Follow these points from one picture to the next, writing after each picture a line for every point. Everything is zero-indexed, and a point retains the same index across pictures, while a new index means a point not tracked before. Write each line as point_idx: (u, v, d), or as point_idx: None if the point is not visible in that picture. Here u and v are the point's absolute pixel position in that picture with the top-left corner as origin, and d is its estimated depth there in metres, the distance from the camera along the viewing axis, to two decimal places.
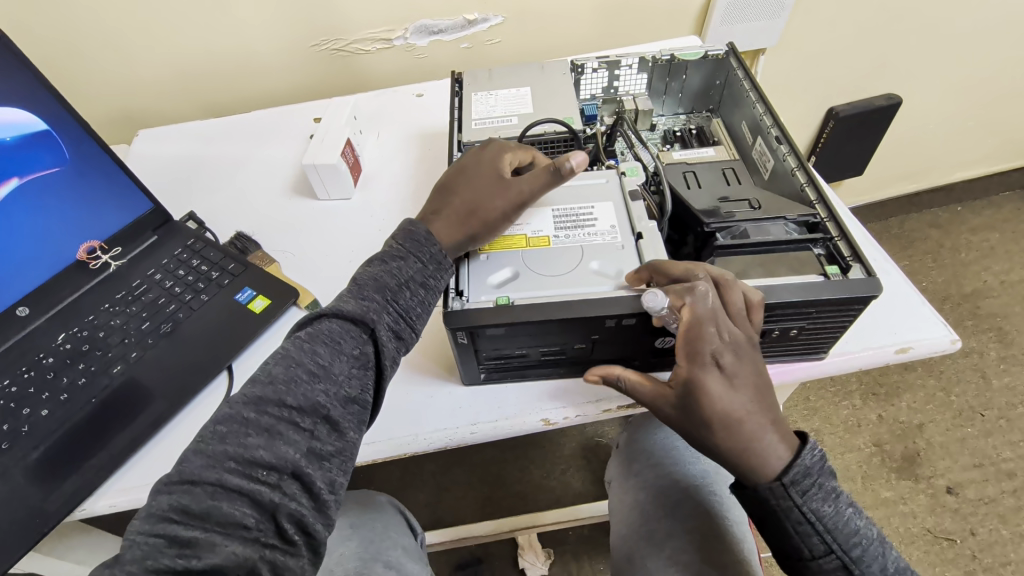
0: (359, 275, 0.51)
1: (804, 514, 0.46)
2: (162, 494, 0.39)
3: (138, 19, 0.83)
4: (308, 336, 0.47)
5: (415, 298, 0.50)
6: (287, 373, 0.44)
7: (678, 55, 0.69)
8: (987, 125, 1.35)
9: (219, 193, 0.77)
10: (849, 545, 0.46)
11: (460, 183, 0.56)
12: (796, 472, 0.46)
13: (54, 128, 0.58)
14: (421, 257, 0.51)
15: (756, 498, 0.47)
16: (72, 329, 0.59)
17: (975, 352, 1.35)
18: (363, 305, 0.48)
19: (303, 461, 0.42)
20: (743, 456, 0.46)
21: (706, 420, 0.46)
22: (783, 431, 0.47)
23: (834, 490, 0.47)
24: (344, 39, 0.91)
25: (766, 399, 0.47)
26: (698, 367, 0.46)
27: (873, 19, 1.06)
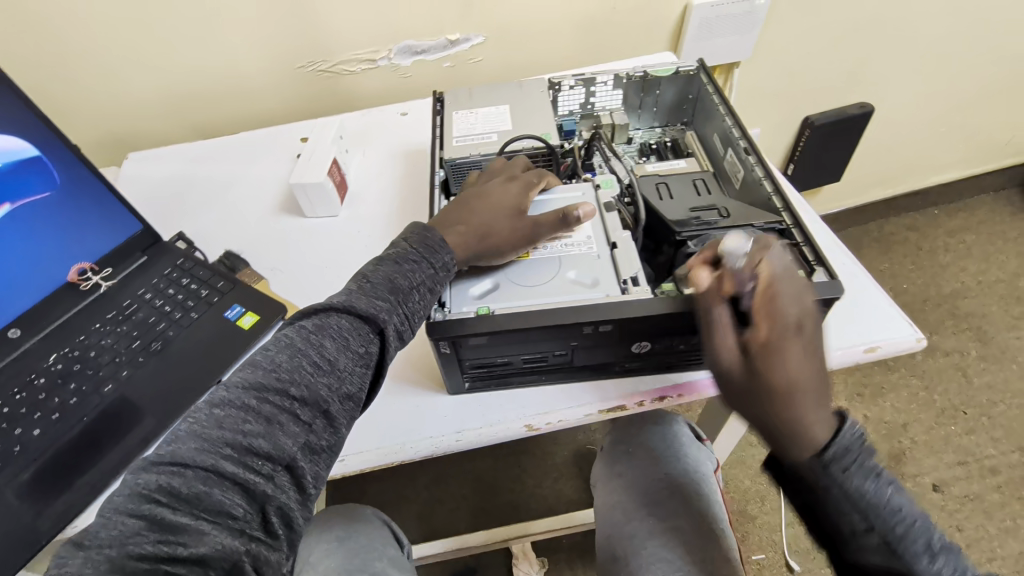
0: (369, 272, 0.51)
1: (842, 490, 0.42)
2: (154, 471, 0.38)
3: (127, 43, 0.85)
4: (315, 328, 0.47)
5: (423, 301, 0.51)
6: (292, 363, 0.45)
7: (651, 72, 0.71)
8: (957, 130, 1.39)
9: (208, 212, 0.79)
10: (893, 524, 0.41)
11: (479, 200, 0.57)
12: (837, 448, 0.42)
13: (44, 153, 0.59)
14: (433, 262, 0.52)
15: (796, 474, 0.44)
16: (63, 350, 0.60)
17: (957, 352, 1.37)
18: (376, 305, 0.49)
19: (297, 454, 0.42)
20: (799, 423, 0.43)
21: (774, 381, 0.44)
22: (838, 411, 0.45)
23: (877, 467, 0.43)
24: (330, 60, 0.93)
25: (826, 375, 0.46)
26: (775, 323, 0.45)
27: (841, 31, 1.10)
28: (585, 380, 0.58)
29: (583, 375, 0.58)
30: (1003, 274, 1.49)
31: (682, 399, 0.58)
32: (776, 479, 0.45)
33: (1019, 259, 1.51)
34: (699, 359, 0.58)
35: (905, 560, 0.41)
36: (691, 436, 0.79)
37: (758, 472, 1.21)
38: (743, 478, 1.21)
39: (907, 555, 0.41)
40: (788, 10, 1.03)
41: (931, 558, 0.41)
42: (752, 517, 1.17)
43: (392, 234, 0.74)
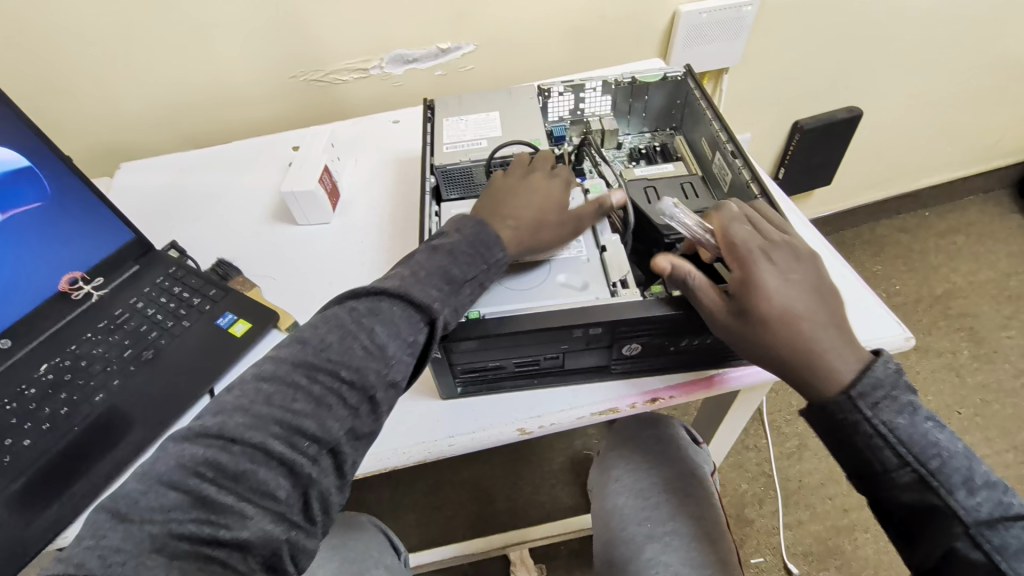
0: (423, 258, 0.50)
1: (874, 426, 0.44)
2: (199, 443, 0.39)
3: (119, 54, 0.86)
4: (367, 312, 0.46)
5: (473, 296, 0.50)
6: (342, 345, 0.45)
7: (639, 77, 0.72)
8: (944, 133, 1.41)
9: (201, 221, 0.79)
10: (926, 456, 0.43)
11: (524, 193, 0.56)
12: (864, 384, 0.45)
13: (36, 164, 0.60)
14: (486, 258, 0.51)
15: (822, 413, 0.47)
16: (54, 359, 0.60)
17: (950, 352, 1.38)
18: (429, 294, 0.48)
19: (341, 439, 0.43)
20: (815, 356, 0.46)
21: (768, 319, 0.47)
22: (845, 338, 0.47)
23: (914, 404, 0.45)
24: (322, 69, 0.94)
25: (827, 299, 0.49)
26: (749, 264, 0.49)
27: (827, 37, 1.11)
28: (577, 383, 0.58)
29: (575, 378, 0.58)
30: (994, 275, 1.50)
31: (673, 401, 0.58)
32: (809, 424, 0.48)
33: (1009, 259, 1.53)
34: (691, 361, 0.58)
35: (940, 493, 0.43)
36: (687, 438, 0.79)
37: (755, 475, 1.21)
38: (740, 482, 1.21)
39: (941, 488, 0.43)
40: (775, 16, 1.05)
41: (969, 492, 0.42)
42: (750, 521, 1.16)
43: (384, 241, 0.74)
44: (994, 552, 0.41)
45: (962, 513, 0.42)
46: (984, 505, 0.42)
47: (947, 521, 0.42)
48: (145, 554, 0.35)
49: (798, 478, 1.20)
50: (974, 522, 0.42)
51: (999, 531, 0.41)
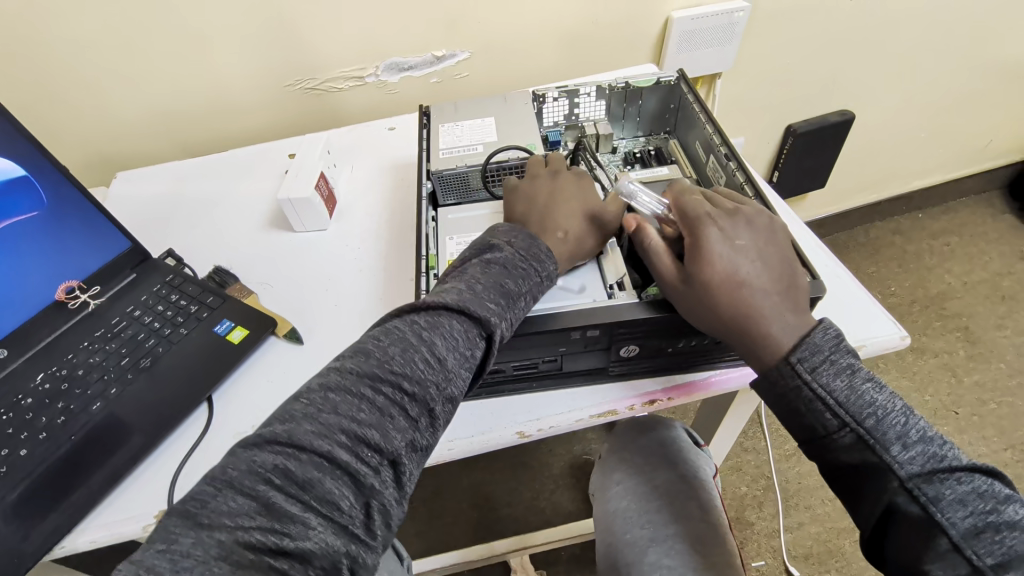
0: (476, 273, 0.50)
1: (813, 390, 0.47)
2: (269, 451, 0.39)
3: (116, 64, 0.86)
4: (428, 325, 0.46)
5: (527, 308, 0.50)
6: (404, 357, 0.44)
7: (632, 82, 0.73)
8: (935, 135, 1.43)
9: (198, 229, 0.79)
10: (863, 416, 0.45)
11: (558, 206, 0.56)
12: (803, 349, 0.48)
13: (32, 174, 0.60)
14: (539, 271, 0.51)
15: (766, 378, 0.49)
16: (51, 369, 0.60)
17: (946, 352, 1.39)
18: (488, 308, 0.47)
19: (402, 451, 0.42)
20: (755, 319, 0.49)
21: (713, 283, 0.49)
22: (785, 303, 0.50)
23: (853, 367, 0.47)
24: (317, 77, 0.95)
25: (774, 265, 0.51)
26: (697, 231, 0.51)
27: (818, 42, 1.13)
28: (576, 386, 0.58)
29: (573, 381, 0.58)
30: (987, 275, 1.51)
31: (671, 403, 0.58)
32: (760, 395, 0.51)
33: (1002, 259, 1.54)
34: (687, 363, 0.58)
35: (877, 450, 0.45)
36: (688, 440, 0.79)
37: (755, 478, 1.21)
38: (740, 485, 1.21)
39: (878, 445, 0.45)
40: (765, 21, 1.06)
41: (903, 447, 0.44)
42: (751, 523, 1.16)
43: (381, 247, 0.74)
44: (928, 503, 0.43)
45: (897, 468, 0.44)
46: (917, 459, 0.44)
47: (883, 477, 0.44)
48: (211, 563, 0.34)
49: (798, 480, 1.20)
50: (908, 475, 0.43)
51: (932, 483, 0.43)
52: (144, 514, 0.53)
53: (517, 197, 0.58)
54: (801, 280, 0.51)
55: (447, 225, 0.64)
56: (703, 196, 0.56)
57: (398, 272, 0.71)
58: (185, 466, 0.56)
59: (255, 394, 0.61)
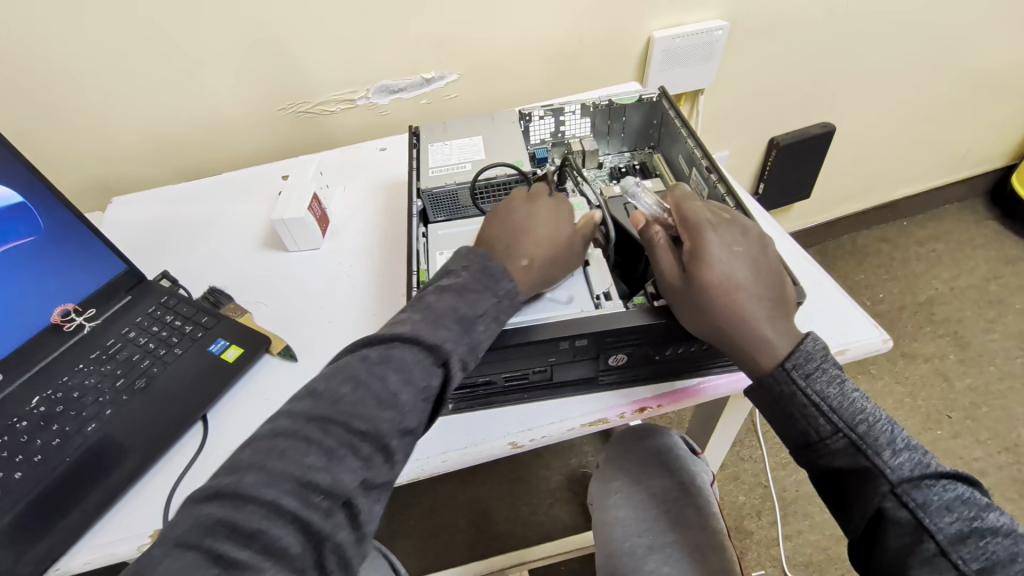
0: (431, 299, 0.49)
1: (808, 397, 0.48)
2: (214, 504, 0.39)
3: (112, 93, 0.88)
4: (379, 359, 0.46)
5: (487, 332, 0.49)
6: (353, 395, 0.44)
7: (615, 100, 0.75)
8: (915, 145, 1.46)
9: (194, 251, 0.80)
10: (855, 421, 0.46)
11: (528, 228, 0.56)
12: (797, 356, 0.49)
13: (29, 200, 0.61)
14: (495, 291, 0.51)
15: (761, 383, 0.50)
16: (45, 393, 0.60)
17: (937, 357, 1.40)
18: (440, 335, 0.47)
19: (355, 490, 0.41)
20: (748, 325, 0.50)
21: (710, 287, 0.50)
22: (776, 313, 0.51)
23: (842, 375, 0.49)
24: (310, 101, 0.97)
25: (767, 273, 0.52)
26: (697, 238, 0.53)
27: (796, 58, 1.16)
28: (567, 396, 0.59)
29: (565, 391, 0.59)
30: (974, 280, 1.54)
31: (660, 411, 0.59)
32: (752, 401, 0.52)
33: (987, 264, 1.57)
34: (675, 370, 0.59)
35: (869, 455, 0.45)
36: (686, 449, 0.79)
37: (752, 487, 1.22)
38: (738, 494, 1.21)
39: (869, 450, 0.46)
40: (744, 40, 1.09)
41: (894, 453, 0.45)
42: (750, 532, 1.16)
43: (373, 265, 0.75)
44: (917, 508, 0.43)
45: (888, 472, 0.45)
46: (906, 464, 0.45)
47: (874, 481, 0.45)
48: None
49: (796, 488, 1.20)
50: (899, 480, 0.44)
51: (921, 489, 0.44)
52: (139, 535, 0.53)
53: (495, 222, 0.57)
54: (791, 292, 0.53)
55: (437, 241, 0.66)
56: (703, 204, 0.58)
57: (390, 288, 0.72)
58: (179, 488, 0.56)
59: (251, 412, 0.61)
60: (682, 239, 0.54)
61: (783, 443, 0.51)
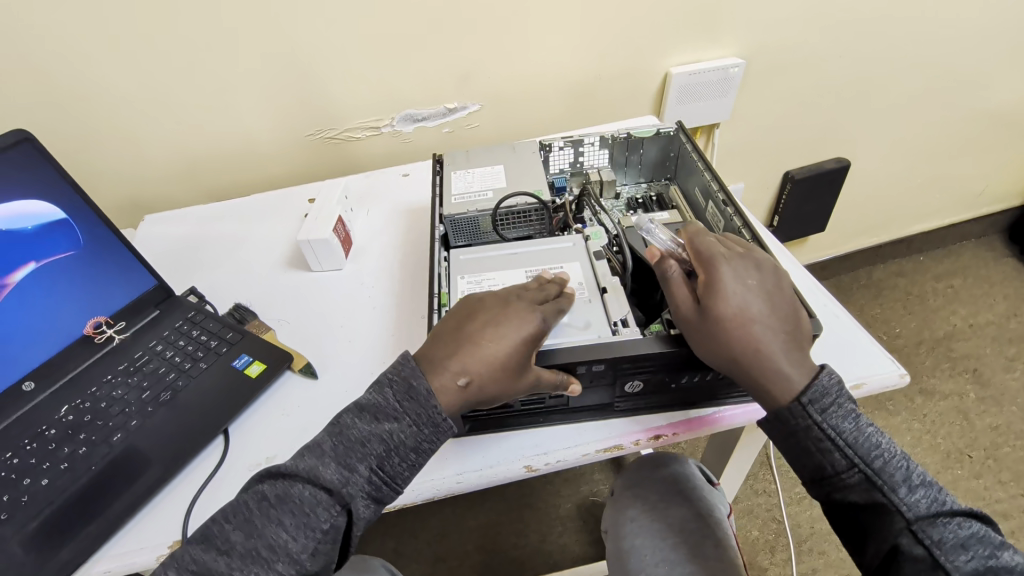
0: (348, 427, 0.50)
1: (823, 431, 0.48)
2: None
3: (150, 116, 0.93)
4: (277, 501, 0.47)
5: (402, 464, 0.50)
6: (246, 544, 0.46)
7: (633, 133, 0.77)
8: (930, 181, 1.47)
9: (221, 268, 0.83)
10: (870, 457, 0.47)
11: (485, 339, 0.52)
12: (813, 391, 0.49)
13: (72, 217, 0.65)
14: (416, 419, 0.50)
15: (777, 417, 0.50)
16: (75, 402, 0.62)
17: (956, 394, 1.38)
18: (341, 476, 0.48)
19: None
20: (764, 356, 0.50)
21: (724, 319, 0.51)
22: (792, 346, 0.51)
23: (857, 410, 0.49)
24: (337, 127, 1.01)
25: (783, 307, 0.53)
26: (711, 271, 0.54)
27: (811, 94, 1.18)
28: (582, 421, 0.60)
29: (580, 416, 0.60)
30: (993, 316, 1.52)
31: (676, 438, 0.59)
32: (766, 431, 0.52)
33: (1006, 301, 1.55)
34: (691, 399, 0.60)
35: (885, 491, 0.46)
36: (702, 478, 0.78)
37: (766, 521, 1.19)
38: (751, 528, 1.19)
39: (885, 487, 0.46)
40: (760, 77, 1.12)
41: (909, 489, 0.45)
42: (764, 569, 1.13)
43: (393, 288, 0.77)
44: (933, 546, 0.43)
45: (904, 509, 0.45)
46: (922, 500, 0.45)
47: (890, 518, 0.45)
48: None
49: (811, 525, 1.18)
50: (915, 517, 0.44)
51: (937, 526, 0.44)
52: (160, 542, 0.54)
53: (467, 318, 0.54)
54: (807, 326, 0.53)
55: (458, 265, 0.66)
56: (717, 239, 0.59)
57: (409, 310, 0.74)
58: (200, 498, 0.57)
59: (272, 428, 0.62)
60: (696, 272, 0.55)
61: (796, 474, 0.51)
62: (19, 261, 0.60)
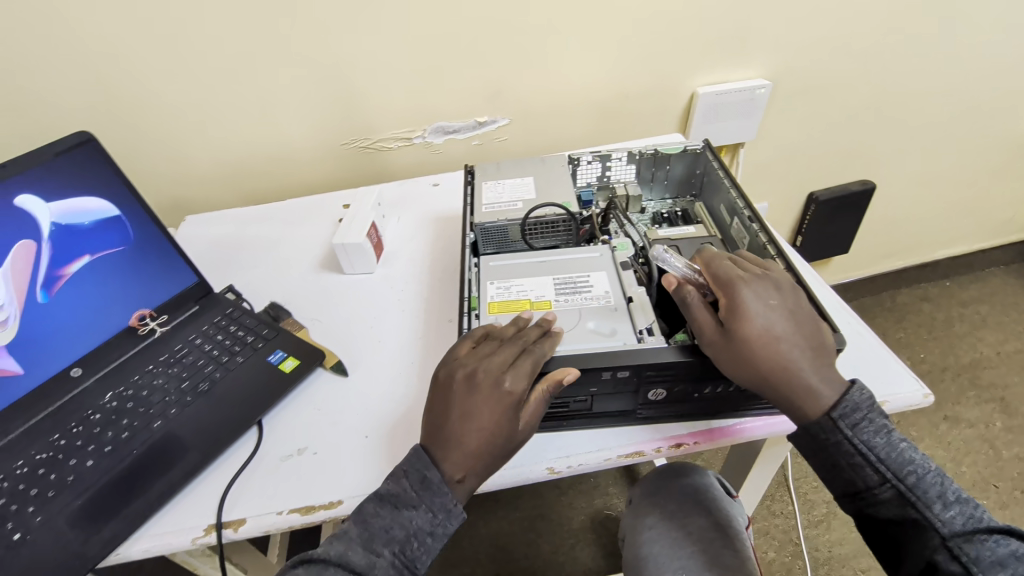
0: (370, 514, 0.51)
1: (854, 446, 0.49)
2: None
3: (195, 122, 0.98)
4: None
5: (422, 549, 0.50)
6: None
7: (661, 149, 0.79)
8: (958, 206, 1.46)
9: (256, 269, 0.86)
10: (903, 473, 0.47)
11: (464, 432, 0.52)
12: (844, 407, 0.50)
13: (124, 215, 0.68)
14: (432, 506, 0.51)
15: (808, 434, 0.51)
16: (118, 389, 0.65)
17: (981, 423, 1.35)
18: (370, 559, 0.49)
19: None
20: (793, 373, 0.51)
21: (752, 340, 0.51)
22: (820, 361, 0.52)
23: (889, 426, 0.50)
24: (371, 137, 1.05)
25: (807, 323, 0.54)
26: (733, 294, 0.54)
27: (837, 116, 1.19)
28: (604, 426, 0.61)
29: (602, 422, 0.61)
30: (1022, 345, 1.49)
31: (697, 448, 0.60)
32: (796, 446, 0.53)
33: None
34: (713, 409, 0.61)
35: (919, 507, 0.46)
36: (722, 490, 0.78)
37: (783, 543, 1.18)
38: (767, 549, 1.17)
39: (919, 503, 0.46)
40: (785, 99, 1.14)
41: (945, 506, 0.46)
42: None
43: (422, 292, 0.79)
44: (970, 563, 0.43)
45: (939, 525, 0.45)
46: (958, 518, 0.45)
47: (925, 534, 0.45)
48: None
49: (828, 549, 1.16)
50: (951, 534, 0.45)
51: (974, 544, 0.44)
52: (197, 524, 0.56)
53: (440, 412, 0.54)
54: (830, 340, 0.54)
55: (488, 271, 0.68)
56: (731, 260, 0.60)
57: (437, 314, 0.76)
58: (234, 485, 0.59)
59: (305, 420, 0.65)
60: (718, 296, 0.56)
61: (829, 490, 0.52)
62: (74, 254, 0.64)
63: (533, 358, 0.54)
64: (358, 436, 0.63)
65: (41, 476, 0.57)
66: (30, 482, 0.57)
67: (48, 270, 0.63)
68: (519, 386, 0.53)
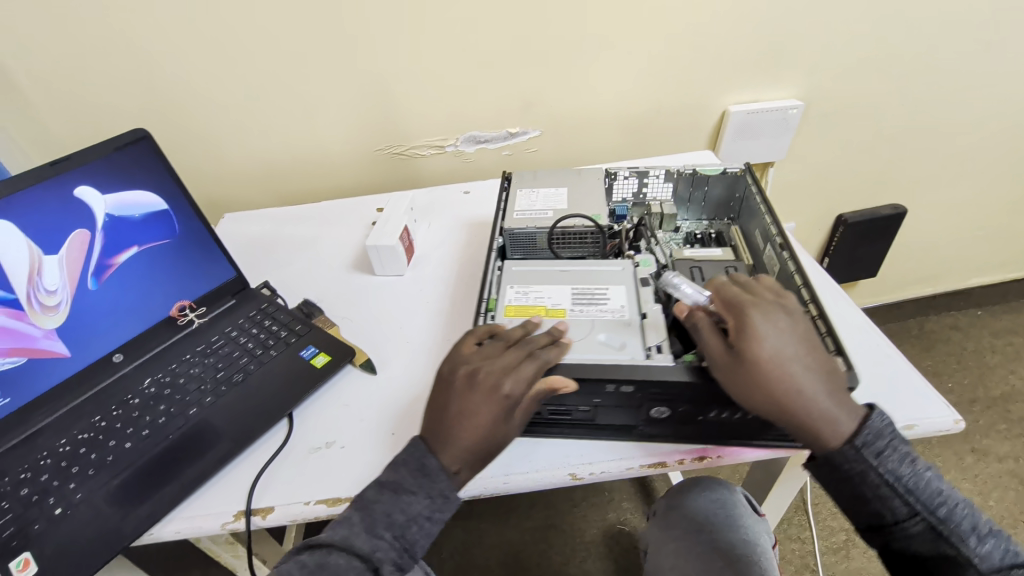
0: (370, 501, 0.52)
1: (880, 475, 0.49)
2: None
3: (238, 123, 1.02)
4: (315, 568, 0.48)
5: (422, 532, 0.51)
6: None
7: (700, 169, 0.80)
8: (993, 234, 1.43)
9: (291, 267, 0.89)
10: (934, 505, 0.47)
11: (462, 429, 0.53)
12: (866, 434, 0.49)
13: (172, 208, 0.71)
14: (430, 492, 0.52)
15: (828, 462, 0.50)
16: (157, 375, 0.68)
17: (1011, 457, 1.31)
18: (372, 543, 0.50)
19: None
20: (808, 399, 0.50)
21: (764, 364, 0.50)
22: (834, 387, 0.51)
23: (912, 454, 0.50)
24: (405, 144, 1.08)
25: (819, 348, 0.53)
26: (743, 317, 0.53)
27: (870, 138, 1.18)
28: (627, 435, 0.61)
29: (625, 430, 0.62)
30: None
31: (720, 461, 0.60)
32: (817, 471, 0.52)
33: None
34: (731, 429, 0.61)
35: (952, 541, 0.46)
36: (747, 506, 0.77)
37: (799, 569, 1.15)
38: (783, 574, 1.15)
39: (953, 537, 0.46)
40: (817, 119, 1.13)
41: (979, 539, 0.46)
42: None
43: (450, 296, 0.81)
44: None
45: (976, 560, 0.45)
46: (993, 551, 0.46)
47: (961, 569, 0.45)
48: None
49: None
50: (987, 569, 0.45)
51: None
52: (229, 509, 0.58)
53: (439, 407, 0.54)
54: (840, 366, 0.53)
55: (510, 277, 0.69)
56: (739, 284, 0.58)
57: (461, 318, 0.77)
58: (264, 474, 0.61)
59: (333, 415, 0.66)
60: (726, 320, 0.54)
61: (850, 520, 0.52)
62: (124, 244, 0.68)
63: (535, 363, 0.55)
64: (384, 433, 0.64)
65: (82, 455, 0.60)
66: (71, 460, 0.59)
67: (100, 258, 0.66)
68: (518, 390, 0.53)
